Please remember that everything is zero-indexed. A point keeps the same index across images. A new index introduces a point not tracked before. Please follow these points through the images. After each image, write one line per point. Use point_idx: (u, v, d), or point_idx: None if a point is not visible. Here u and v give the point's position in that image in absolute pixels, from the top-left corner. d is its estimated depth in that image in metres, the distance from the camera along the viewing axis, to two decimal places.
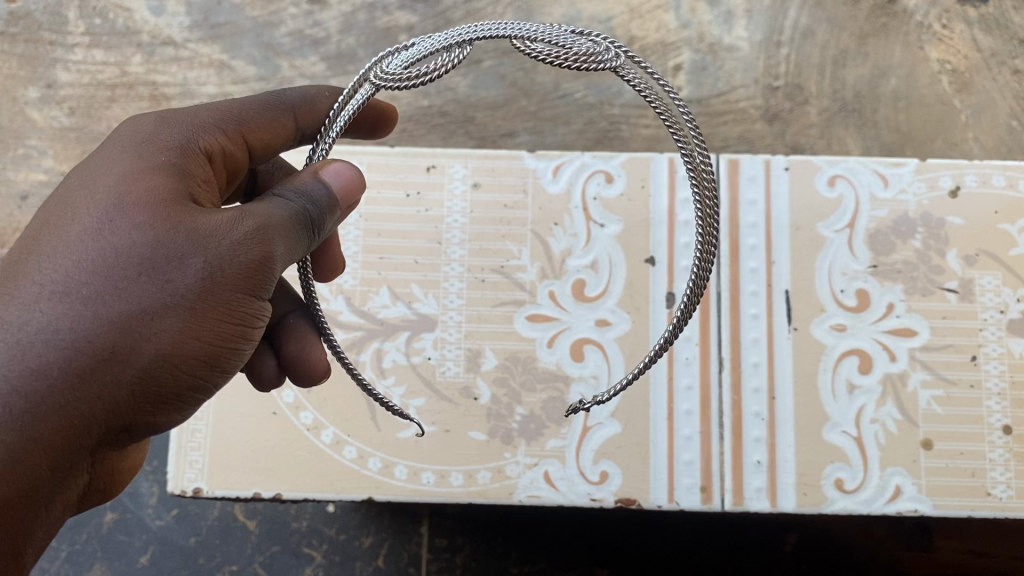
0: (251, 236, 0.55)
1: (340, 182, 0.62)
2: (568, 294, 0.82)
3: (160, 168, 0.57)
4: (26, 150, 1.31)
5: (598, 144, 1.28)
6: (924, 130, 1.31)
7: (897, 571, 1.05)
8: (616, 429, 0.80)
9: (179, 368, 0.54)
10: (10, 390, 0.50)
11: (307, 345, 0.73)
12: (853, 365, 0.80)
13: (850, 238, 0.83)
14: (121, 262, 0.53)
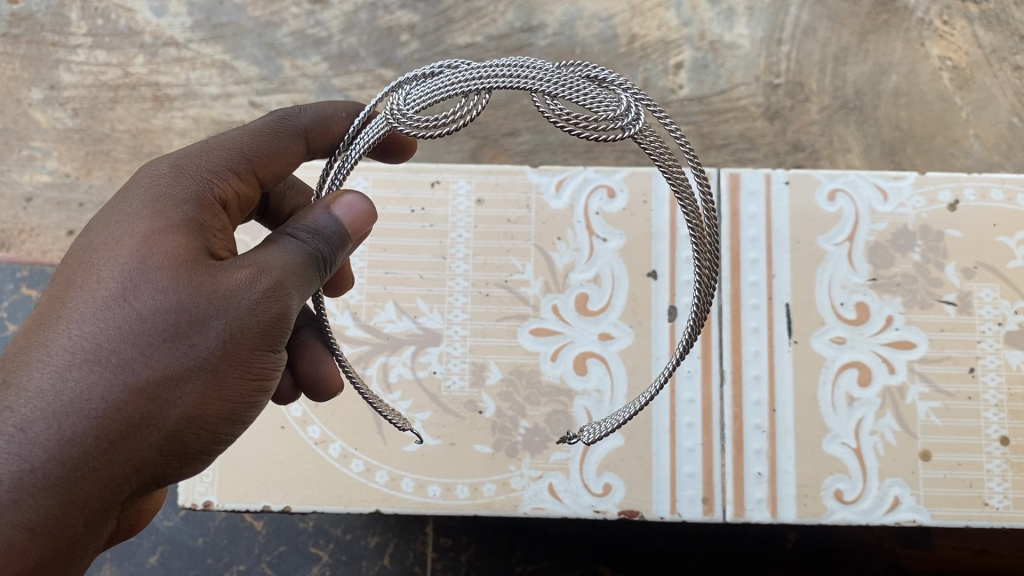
0: (269, 295, 0.57)
1: (352, 222, 0.62)
2: (571, 308, 0.83)
3: (178, 223, 0.58)
4: (30, 152, 1.32)
5: (599, 143, 1.28)
6: (924, 128, 1.31)
7: (896, 567, 1.07)
8: (619, 441, 0.81)
9: (202, 425, 0.56)
10: (48, 457, 0.52)
11: (320, 360, 0.73)
12: (852, 377, 0.81)
13: (850, 251, 0.84)
14: (146, 327, 0.54)
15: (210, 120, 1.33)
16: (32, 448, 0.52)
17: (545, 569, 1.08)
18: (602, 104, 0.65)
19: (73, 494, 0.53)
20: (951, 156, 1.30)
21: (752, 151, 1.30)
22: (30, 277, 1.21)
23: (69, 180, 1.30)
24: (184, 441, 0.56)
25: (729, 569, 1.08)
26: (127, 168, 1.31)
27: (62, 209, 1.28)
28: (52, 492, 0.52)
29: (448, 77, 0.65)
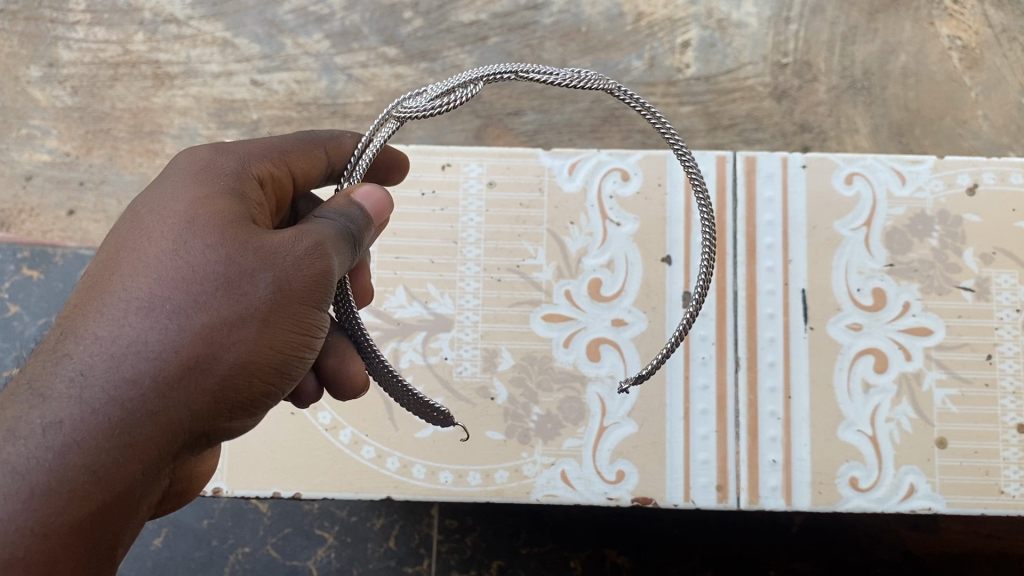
0: (312, 252, 0.58)
1: (373, 204, 0.65)
2: (584, 293, 0.82)
3: (220, 193, 0.59)
4: (29, 130, 1.30)
5: (605, 123, 1.27)
6: (933, 109, 1.30)
7: (903, 551, 1.07)
8: (632, 428, 0.80)
9: (253, 375, 0.56)
10: (108, 398, 0.51)
11: (347, 358, 0.70)
12: (868, 364, 0.81)
13: (867, 237, 0.83)
14: (198, 277, 0.54)
15: (211, 99, 1.31)
16: (93, 389, 0.51)
17: (551, 551, 1.08)
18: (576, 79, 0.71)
19: (133, 435, 0.52)
20: (960, 136, 1.28)
21: (759, 131, 1.29)
22: (31, 258, 1.19)
23: (69, 159, 1.28)
24: (238, 391, 0.56)
25: (737, 552, 1.07)
26: (128, 147, 1.29)
27: (62, 188, 1.27)
28: (111, 434, 0.51)
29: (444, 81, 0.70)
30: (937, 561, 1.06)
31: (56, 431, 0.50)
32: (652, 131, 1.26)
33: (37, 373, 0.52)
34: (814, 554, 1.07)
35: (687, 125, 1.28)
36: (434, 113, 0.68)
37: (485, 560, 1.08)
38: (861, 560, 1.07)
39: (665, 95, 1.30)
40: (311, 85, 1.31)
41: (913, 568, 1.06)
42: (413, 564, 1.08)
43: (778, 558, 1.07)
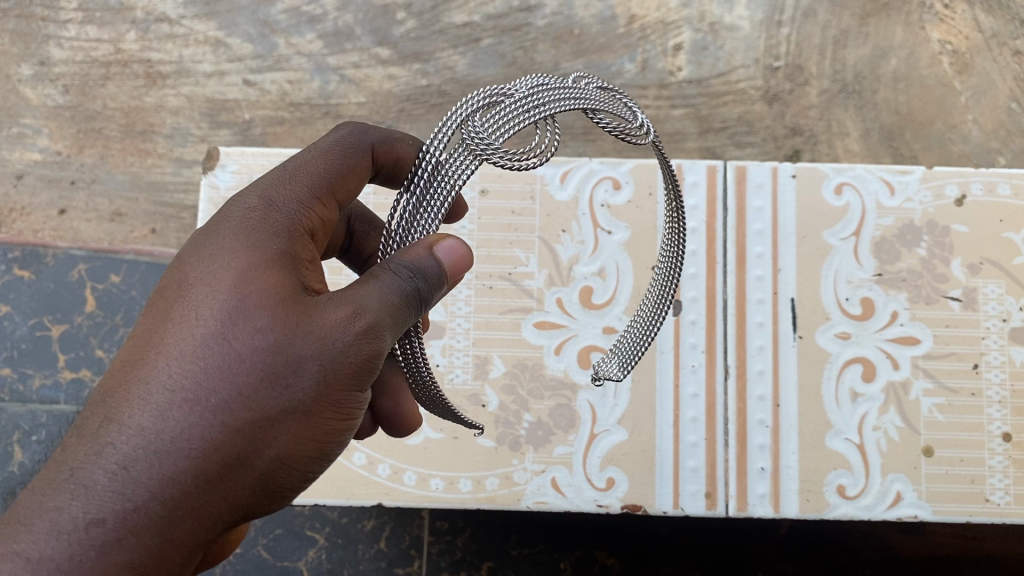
0: (365, 336, 0.51)
1: (453, 259, 0.55)
2: (575, 301, 0.83)
3: (273, 256, 0.53)
4: (19, 129, 1.30)
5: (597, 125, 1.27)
6: (923, 114, 1.30)
7: (889, 553, 1.08)
8: (622, 436, 0.80)
9: (293, 466, 0.51)
10: (149, 497, 0.46)
11: (400, 397, 0.67)
12: (856, 373, 0.81)
13: (856, 246, 0.84)
14: (245, 366, 0.49)
15: (203, 98, 1.31)
16: (134, 487, 0.46)
17: (541, 553, 1.08)
18: (616, 108, 0.64)
19: (175, 534, 0.47)
20: (949, 141, 1.29)
21: (751, 134, 1.29)
22: (23, 257, 1.18)
23: (60, 158, 1.28)
24: (275, 483, 0.51)
25: (726, 555, 1.08)
26: (119, 147, 1.29)
27: (53, 187, 1.26)
28: (153, 535, 0.46)
29: (515, 109, 0.59)
30: (923, 563, 1.07)
31: (98, 529, 0.45)
32: None
33: (78, 462, 0.47)
34: (801, 557, 1.08)
35: (679, 128, 1.29)
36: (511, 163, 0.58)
37: (475, 561, 1.08)
38: (849, 562, 1.08)
39: (657, 98, 1.30)
40: (304, 86, 1.31)
41: (900, 570, 1.07)
42: (404, 565, 1.09)
43: (767, 560, 1.08)
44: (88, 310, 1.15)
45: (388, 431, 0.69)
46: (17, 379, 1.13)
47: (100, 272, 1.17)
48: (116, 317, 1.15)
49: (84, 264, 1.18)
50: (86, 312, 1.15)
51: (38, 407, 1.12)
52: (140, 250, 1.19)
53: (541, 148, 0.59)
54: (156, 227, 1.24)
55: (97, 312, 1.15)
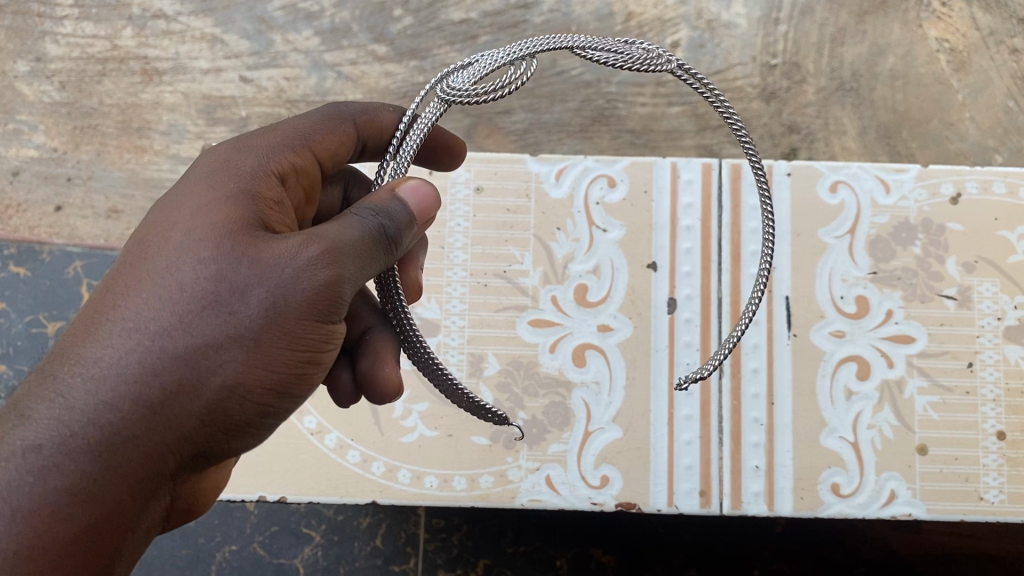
0: (314, 263, 0.53)
1: (416, 200, 0.60)
2: (570, 299, 0.82)
3: (227, 199, 0.56)
4: (15, 125, 1.30)
5: (595, 123, 1.28)
6: (920, 111, 1.30)
7: (886, 551, 1.08)
8: (617, 434, 0.80)
9: (247, 395, 0.54)
10: (87, 422, 0.50)
11: (382, 360, 0.68)
12: (851, 371, 0.81)
13: (851, 244, 0.83)
14: (188, 297, 0.52)
15: (200, 95, 1.31)
16: (73, 413, 0.50)
17: (537, 550, 1.08)
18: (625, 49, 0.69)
19: (115, 459, 0.51)
20: (946, 139, 1.29)
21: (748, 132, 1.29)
22: (18, 254, 1.19)
23: (56, 155, 1.28)
24: (229, 412, 0.53)
25: (722, 553, 1.08)
26: (115, 143, 1.29)
27: (49, 184, 1.26)
28: (93, 456, 0.51)
29: (491, 57, 0.68)
30: (919, 561, 1.07)
31: (43, 449, 0.50)
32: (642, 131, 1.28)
33: (32, 391, 0.52)
34: (797, 554, 1.08)
35: (676, 125, 1.28)
36: (478, 95, 0.67)
37: (472, 559, 1.08)
38: (844, 560, 1.08)
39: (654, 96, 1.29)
40: (300, 82, 1.31)
41: (896, 567, 1.07)
42: (399, 563, 1.09)
43: (763, 557, 1.08)
44: None
45: (371, 398, 0.70)
46: (12, 375, 1.13)
47: (96, 270, 1.18)
48: None
49: (80, 260, 1.19)
50: None
51: None
52: None
53: (514, 79, 0.66)
54: None
55: None
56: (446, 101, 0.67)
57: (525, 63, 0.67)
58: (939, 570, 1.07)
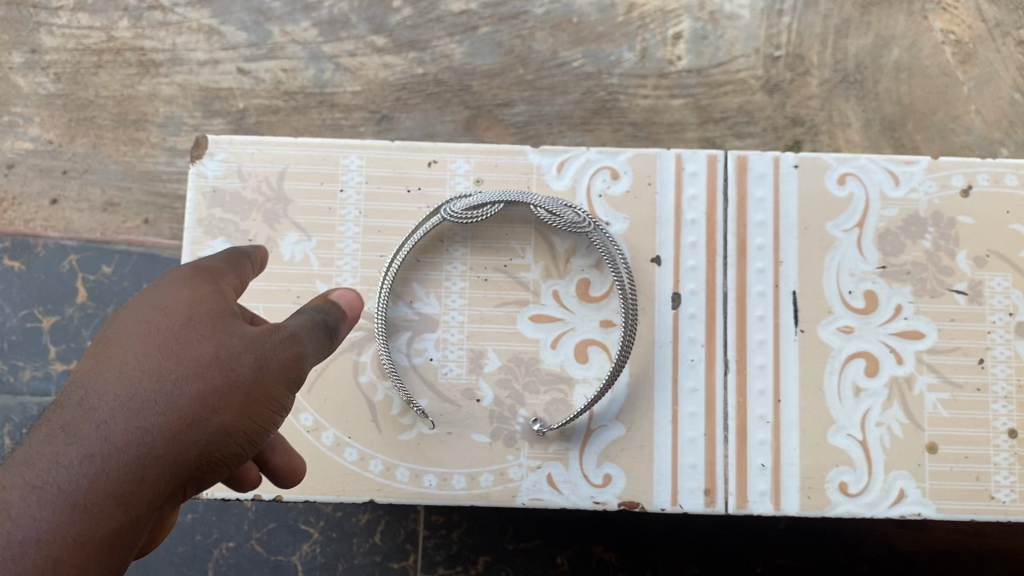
0: (287, 341, 0.60)
1: (347, 304, 0.69)
2: (572, 293, 0.81)
3: (207, 281, 0.62)
4: (10, 117, 1.24)
5: (596, 116, 1.25)
6: (925, 103, 1.27)
7: (891, 550, 1.06)
8: (620, 431, 0.79)
9: (233, 446, 0.57)
10: (123, 442, 0.52)
11: (291, 453, 0.72)
12: (859, 368, 0.80)
13: (860, 238, 0.81)
14: (197, 350, 0.57)
15: (197, 87, 1.26)
16: (111, 433, 0.52)
17: (537, 547, 1.07)
18: (565, 216, 0.78)
19: (144, 483, 0.52)
20: (952, 132, 1.26)
21: (752, 125, 1.26)
22: (12, 249, 1.18)
23: (52, 148, 1.23)
24: (217, 458, 0.56)
25: (724, 550, 1.07)
26: (111, 137, 1.23)
27: (45, 177, 1.22)
28: (127, 475, 0.51)
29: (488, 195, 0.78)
30: (923, 558, 1.06)
31: (85, 463, 0.51)
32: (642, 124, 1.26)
33: (61, 417, 0.52)
34: (801, 551, 1.07)
35: (680, 118, 1.26)
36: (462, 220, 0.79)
37: (471, 555, 1.07)
38: (847, 557, 1.06)
39: (657, 88, 1.27)
40: (298, 74, 1.26)
41: (900, 565, 1.06)
42: (398, 560, 1.07)
43: (765, 555, 1.07)
44: (80, 302, 1.15)
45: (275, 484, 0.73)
46: (8, 370, 1.13)
47: (92, 263, 1.17)
48: (108, 308, 1.15)
49: (75, 255, 1.17)
50: (78, 303, 1.15)
51: (29, 400, 1.12)
52: (132, 240, 1.19)
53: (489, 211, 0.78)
54: (149, 217, 1.20)
55: (88, 304, 1.15)
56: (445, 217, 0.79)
57: (498, 205, 0.78)
58: (944, 567, 1.06)
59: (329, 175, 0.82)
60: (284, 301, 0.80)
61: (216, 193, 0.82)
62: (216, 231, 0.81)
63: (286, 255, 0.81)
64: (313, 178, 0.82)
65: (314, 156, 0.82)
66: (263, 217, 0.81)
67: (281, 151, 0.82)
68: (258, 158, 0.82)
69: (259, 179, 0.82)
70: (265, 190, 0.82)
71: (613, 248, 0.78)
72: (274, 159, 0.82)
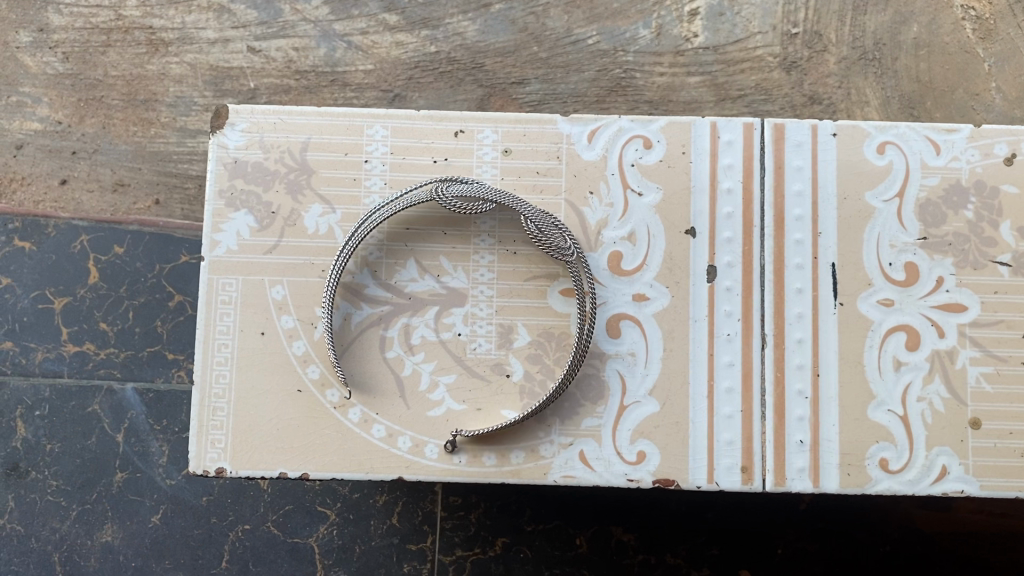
0: None
1: None
2: (604, 267, 0.78)
3: None
4: (19, 97, 1.18)
5: (611, 94, 1.19)
6: (945, 81, 1.20)
7: (911, 530, 1.05)
8: (654, 407, 0.77)
9: None
10: None
11: None
12: (899, 341, 0.78)
13: (900, 208, 0.79)
14: None
15: (208, 67, 1.19)
16: None
17: (556, 528, 1.05)
18: (551, 236, 0.76)
19: None
20: (972, 111, 1.19)
21: (768, 104, 1.19)
22: (23, 229, 1.12)
23: (61, 128, 1.17)
24: None
25: (744, 531, 1.05)
26: (121, 116, 1.17)
27: (55, 157, 1.16)
28: None
29: (487, 186, 0.77)
30: (944, 539, 1.05)
31: None
32: (659, 103, 1.19)
33: None
34: (822, 532, 1.05)
35: (695, 96, 1.19)
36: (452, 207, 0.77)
37: (490, 537, 1.05)
38: (868, 538, 1.05)
39: (673, 65, 1.20)
40: (310, 53, 1.20)
41: (921, 544, 1.05)
42: (416, 542, 1.06)
43: (786, 536, 1.05)
44: (91, 282, 1.11)
45: None
46: (19, 352, 1.09)
47: (103, 244, 1.12)
48: (121, 289, 1.11)
49: (86, 235, 1.12)
50: (89, 284, 1.11)
51: (41, 381, 1.08)
52: (144, 220, 1.13)
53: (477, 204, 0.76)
54: (160, 198, 1.15)
55: (101, 284, 1.11)
56: (434, 198, 0.76)
57: (491, 204, 0.76)
58: (965, 546, 1.05)
59: (353, 145, 0.80)
60: (309, 276, 0.78)
61: (238, 164, 0.79)
62: (238, 203, 0.79)
63: (310, 228, 0.79)
64: (337, 149, 0.80)
65: (337, 126, 0.80)
66: (286, 189, 0.79)
67: (304, 121, 0.80)
68: (279, 128, 0.80)
69: (282, 150, 0.80)
70: (288, 161, 0.79)
71: (586, 271, 0.77)
72: (296, 129, 0.80)
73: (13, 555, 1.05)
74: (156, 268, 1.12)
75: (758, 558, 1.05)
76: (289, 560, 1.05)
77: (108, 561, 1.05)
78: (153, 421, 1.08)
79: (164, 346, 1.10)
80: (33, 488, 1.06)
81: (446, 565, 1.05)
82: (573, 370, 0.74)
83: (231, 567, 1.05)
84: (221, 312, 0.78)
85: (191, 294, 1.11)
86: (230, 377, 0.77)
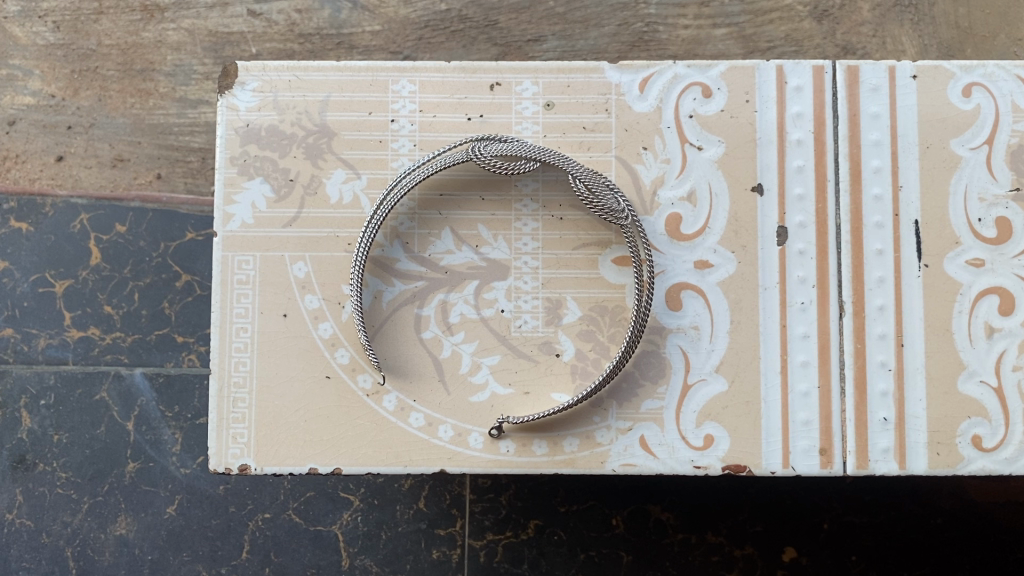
0: None
1: None
2: (661, 231, 0.70)
3: None
4: (8, 71, 1.08)
5: (633, 49, 1.07)
6: (986, 26, 1.06)
7: (966, 501, 0.98)
8: (720, 386, 0.69)
9: None
10: None
11: None
12: (992, 305, 0.70)
13: (989, 157, 0.71)
14: None
15: (206, 33, 1.09)
16: None
17: (592, 509, 0.98)
18: (603, 198, 0.68)
19: None
20: (1015, 57, 1.05)
21: (799, 56, 1.06)
22: (19, 209, 1.04)
23: (54, 101, 1.08)
24: None
25: (790, 507, 0.98)
26: (118, 87, 1.08)
27: (49, 132, 1.07)
28: None
29: (528, 144, 0.69)
30: (1003, 511, 0.97)
31: None
32: (684, 58, 1.06)
33: None
34: (872, 504, 0.98)
35: (721, 49, 1.06)
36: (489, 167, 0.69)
37: (522, 519, 0.98)
38: (919, 510, 0.98)
39: (698, 17, 1.07)
40: (313, 14, 1.09)
41: (976, 516, 0.97)
42: (445, 526, 0.99)
43: (833, 510, 0.98)
44: (93, 264, 1.03)
45: None
46: (21, 339, 1.02)
47: (104, 222, 1.04)
48: (124, 270, 1.03)
49: (85, 213, 1.04)
50: (91, 266, 1.03)
51: (46, 369, 1.01)
52: (146, 196, 1.05)
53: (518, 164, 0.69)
54: (162, 172, 1.06)
55: (103, 265, 1.03)
56: (470, 158, 0.68)
57: (534, 162, 0.68)
58: None
59: (378, 103, 0.72)
60: (334, 250, 0.70)
61: (250, 129, 0.71)
62: (252, 170, 0.71)
63: (333, 197, 0.71)
64: (360, 107, 0.72)
65: (359, 82, 0.72)
66: (305, 154, 0.71)
67: (322, 78, 0.72)
68: (295, 86, 0.72)
69: (298, 111, 0.71)
70: (305, 123, 0.71)
71: (641, 236, 0.69)
72: (314, 87, 0.72)
73: (24, 551, 0.98)
74: (161, 246, 1.04)
75: (806, 534, 0.98)
76: (313, 548, 0.98)
77: (123, 555, 0.98)
78: (165, 407, 1.01)
79: (173, 328, 1.02)
80: (41, 481, 0.99)
81: (477, 549, 0.98)
82: (634, 342, 0.67)
83: (252, 558, 0.98)
84: (238, 293, 0.70)
85: (199, 273, 1.03)
86: (250, 364, 0.70)
